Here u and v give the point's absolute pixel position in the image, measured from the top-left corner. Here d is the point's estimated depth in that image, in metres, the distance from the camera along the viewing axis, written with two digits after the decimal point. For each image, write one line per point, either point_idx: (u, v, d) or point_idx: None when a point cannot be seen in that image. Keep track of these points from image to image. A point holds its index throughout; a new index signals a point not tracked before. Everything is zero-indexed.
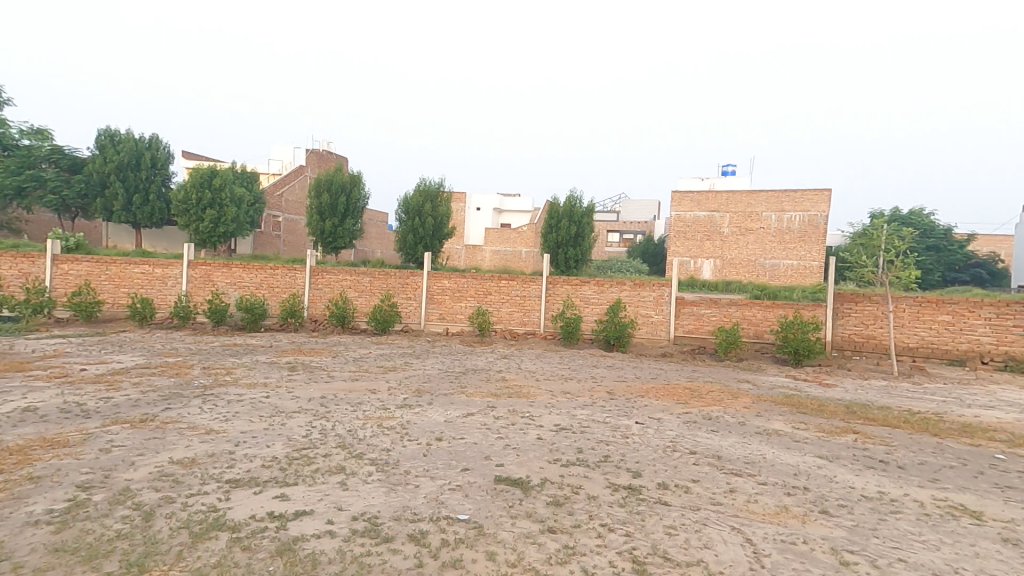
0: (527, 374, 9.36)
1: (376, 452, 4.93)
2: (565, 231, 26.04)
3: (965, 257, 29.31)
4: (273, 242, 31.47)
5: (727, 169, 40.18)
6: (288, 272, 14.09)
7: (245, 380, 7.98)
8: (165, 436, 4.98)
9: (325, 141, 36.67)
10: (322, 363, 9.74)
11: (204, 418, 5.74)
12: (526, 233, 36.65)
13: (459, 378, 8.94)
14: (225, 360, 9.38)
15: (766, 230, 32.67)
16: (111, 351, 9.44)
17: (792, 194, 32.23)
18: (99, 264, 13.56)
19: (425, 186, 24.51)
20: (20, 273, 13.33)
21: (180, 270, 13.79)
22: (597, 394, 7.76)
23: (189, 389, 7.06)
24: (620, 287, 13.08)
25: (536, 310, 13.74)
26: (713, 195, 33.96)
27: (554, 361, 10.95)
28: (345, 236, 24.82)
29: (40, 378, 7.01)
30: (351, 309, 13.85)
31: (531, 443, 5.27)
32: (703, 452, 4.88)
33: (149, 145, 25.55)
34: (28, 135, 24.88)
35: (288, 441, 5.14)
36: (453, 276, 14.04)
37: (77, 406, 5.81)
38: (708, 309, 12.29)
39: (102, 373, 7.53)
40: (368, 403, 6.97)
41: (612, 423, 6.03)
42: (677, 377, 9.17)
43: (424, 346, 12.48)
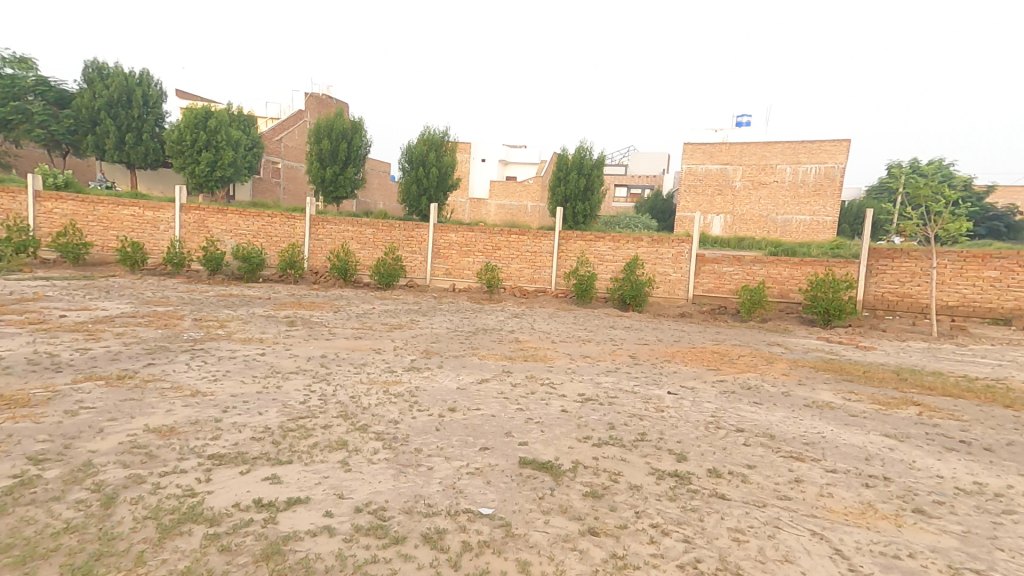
0: (541, 336, 8.76)
1: (381, 426, 4.34)
2: (574, 184, 24.94)
3: (983, 209, 28.26)
4: (274, 190, 30.45)
5: (741, 120, 38.37)
6: (287, 221, 13.32)
7: (240, 334, 7.38)
8: (143, 398, 4.39)
9: (325, 85, 35.18)
10: (323, 319, 9.14)
11: (190, 378, 5.14)
12: (533, 186, 35.52)
13: (469, 338, 8.37)
14: (219, 312, 8.79)
15: (780, 183, 31.33)
16: (97, 297, 8.82)
17: (809, 144, 30.64)
18: (86, 204, 12.77)
19: (429, 134, 23.34)
20: (3, 210, 12.54)
21: (172, 214, 13.01)
22: (619, 359, 7.15)
23: (177, 343, 6.47)
24: (637, 243, 12.36)
25: (547, 267, 13.05)
26: (727, 147, 32.55)
27: (569, 321, 10.36)
28: (347, 185, 23.80)
29: (14, 323, 6.40)
30: (353, 262, 13.19)
31: (556, 417, 4.66)
32: (753, 430, 4.17)
33: (140, 80, 24.24)
34: (12, 64, 23.43)
35: (283, 409, 4.55)
36: (460, 230, 13.29)
37: (49, 359, 5.20)
38: (731, 268, 11.56)
39: (84, 322, 6.93)
40: (371, 365, 6.39)
41: (641, 393, 5.40)
42: (702, 339, 8.54)
43: (431, 302, 11.89)
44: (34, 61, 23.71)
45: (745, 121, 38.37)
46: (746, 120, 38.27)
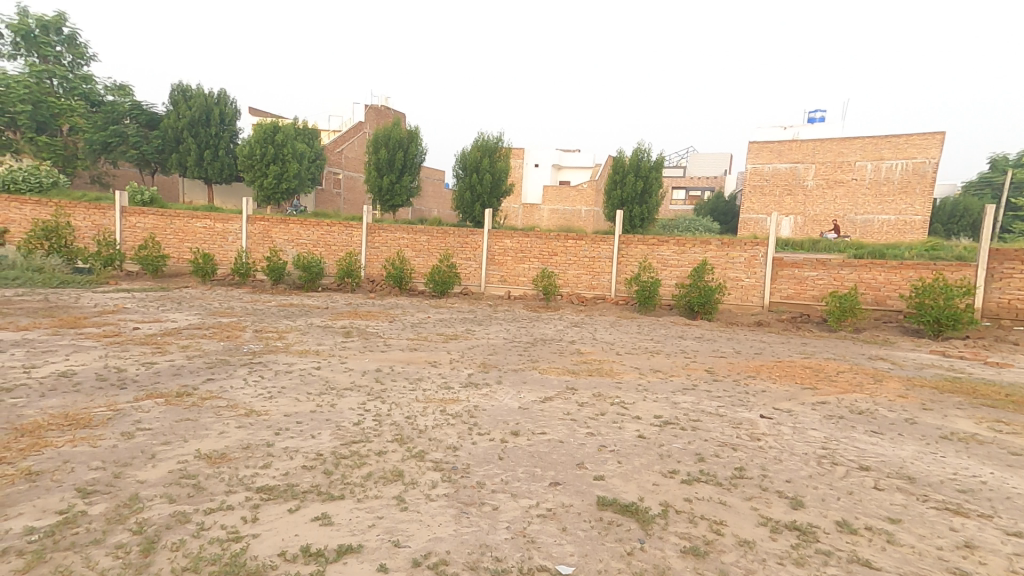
0: (605, 347, 8.17)
1: (438, 454, 3.94)
2: (631, 186, 24.03)
3: None
4: (333, 201, 31.49)
5: (815, 116, 35.94)
6: (345, 229, 13.46)
7: (297, 346, 7.30)
8: (198, 418, 4.25)
9: (382, 97, 36.22)
10: (378, 329, 8.98)
11: (246, 395, 4.99)
12: (587, 190, 34.81)
13: (528, 350, 7.92)
14: (279, 322, 8.84)
15: (859, 181, 28.91)
16: (169, 309, 9.11)
17: (894, 138, 28.08)
18: (163, 218, 13.40)
19: (483, 140, 23.26)
20: (93, 226, 13.32)
21: (239, 226, 13.45)
22: (695, 374, 6.45)
23: (237, 356, 6.42)
24: (704, 248, 11.54)
25: (606, 273, 12.44)
26: (797, 144, 30.48)
27: (633, 331, 9.71)
28: (403, 194, 24.12)
29: (90, 336, 6.58)
30: (408, 270, 13.10)
31: (632, 444, 4.10)
32: (885, 471, 3.43)
33: (218, 99, 25.65)
34: (112, 91, 25.57)
35: (336, 431, 4.27)
36: (516, 236, 12.94)
37: (116, 374, 5.20)
38: (814, 272, 10.53)
39: (153, 334, 7.06)
40: (427, 381, 6.05)
41: (727, 415, 4.72)
42: (787, 351, 7.64)
43: (486, 310, 11.58)
44: (132, 87, 25.82)
45: (819, 116, 35.91)
46: (820, 116, 35.78)
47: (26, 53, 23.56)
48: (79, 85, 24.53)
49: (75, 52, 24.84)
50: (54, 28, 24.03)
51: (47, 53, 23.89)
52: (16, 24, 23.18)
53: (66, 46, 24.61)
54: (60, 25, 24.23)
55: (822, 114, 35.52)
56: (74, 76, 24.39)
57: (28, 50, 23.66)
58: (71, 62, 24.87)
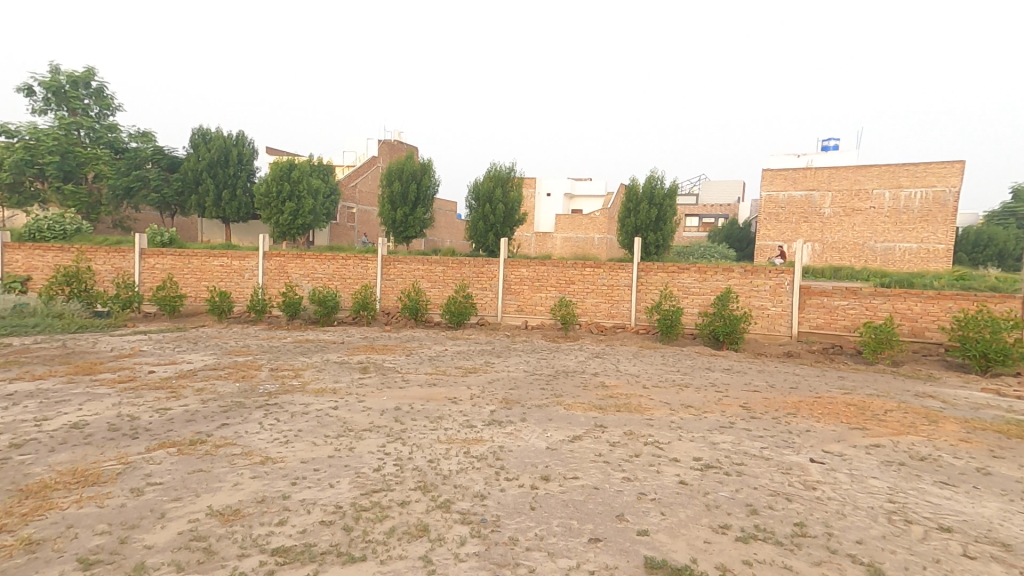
0: (630, 380, 7.84)
1: (465, 503, 3.66)
2: (645, 214, 23.92)
3: None
4: (348, 233, 31.86)
5: (829, 144, 35.87)
6: (360, 263, 13.43)
7: (313, 385, 7.11)
8: (212, 468, 4.04)
9: (396, 131, 37.01)
10: (395, 364, 8.77)
11: (261, 441, 4.77)
12: (599, 218, 34.80)
13: (550, 383, 7.63)
14: (295, 360, 8.68)
15: (878, 210, 28.52)
16: (185, 350, 9.02)
17: (912, 167, 27.77)
18: (181, 258, 13.52)
19: (496, 171, 23.42)
20: (113, 268, 13.48)
21: (256, 262, 13.50)
22: (729, 410, 6.10)
23: (252, 398, 6.24)
24: (727, 274, 11.25)
25: (626, 301, 12.18)
26: (812, 172, 30.23)
27: (657, 362, 9.38)
28: (417, 225, 24.28)
29: (105, 383, 6.46)
30: (424, 302, 12.96)
31: (674, 492, 3.78)
32: (970, 535, 3.08)
33: (237, 140, 26.38)
34: (136, 138, 26.44)
35: (356, 479, 4.01)
36: (532, 264, 12.77)
37: (129, 422, 5.03)
38: (844, 301, 10.18)
39: (168, 378, 6.92)
40: (449, 419, 5.78)
41: (774, 459, 4.37)
42: (826, 385, 7.25)
43: (504, 342, 11.33)
44: (154, 133, 26.67)
45: (833, 144, 35.82)
46: (835, 143, 35.68)
47: (55, 107, 24.58)
48: (104, 134, 25.40)
49: (102, 103, 25.80)
50: (83, 83, 25.11)
51: (76, 106, 24.86)
52: (47, 81, 24.31)
53: (93, 98, 25.60)
54: (88, 80, 25.31)
55: (836, 141, 35.43)
56: (100, 126, 25.28)
57: (58, 104, 24.71)
58: (98, 113, 25.82)
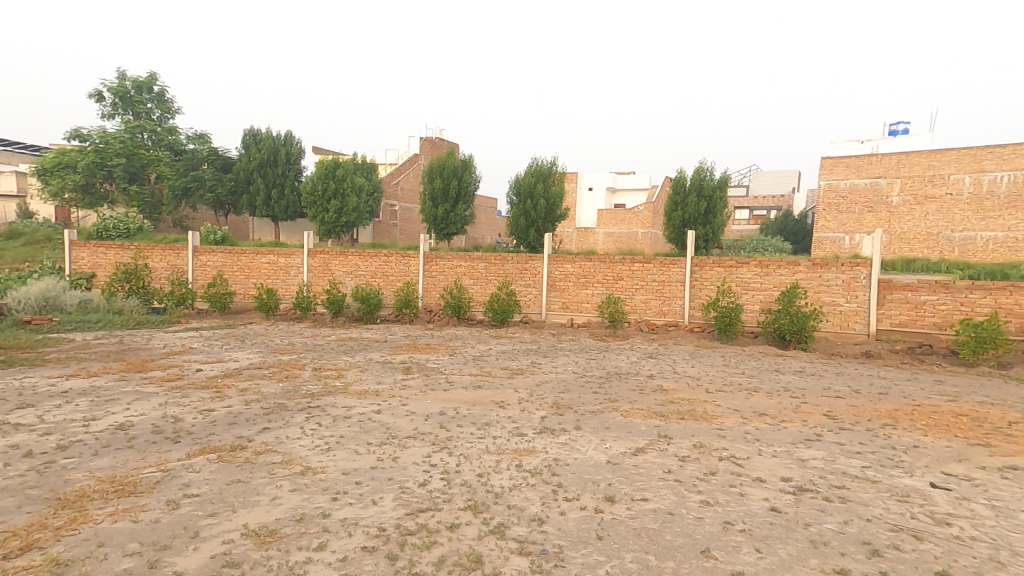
0: (691, 383, 7.21)
1: (522, 529, 3.23)
2: (694, 207, 22.82)
3: None
4: (390, 232, 32.16)
5: (897, 128, 33.40)
6: (402, 260, 13.28)
7: (356, 386, 6.88)
8: (250, 478, 3.78)
9: (437, 130, 37.14)
10: (439, 364, 8.47)
11: (302, 448, 4.50)
12: (643, 212, 33.69)
13: (603, 387, 7.11)
14: (338, 359, 8.52)
15: (955, 196, 26.10)
16: (232, 347, 9.03)
17: (997, 148, 25.15)
18: (231, 255, 13.76)
19: (537, 166, 22.92)
20: (168, 265, 13.85)
21: (301, 260, 13.59)
22: (811, 418, 5.40)
23: (295, 400, 6.04)
24: (792, 268, 10.39)
25: (679, 298, 11.46)
26: (879, 158, 28.14)
27: (718, 363, 8.68)
28: (458, 223, 24.12)
29: (154, 381, 6.43)
30: (467, 299, 12.66)
31: (766, 521, 3.22)
32: None
33: (285, 141, 27.01)
34: (194, 140, 27.41)
35: (400, 496, 3.66)
36: (578, 260, 12.25)
37: (172, 424, 4.89)
38: (933, 296, 9.14)
39: (214, 376, 6.85)
40: (497, 427, 5.38)
41: (881, 481, 3.72)
42: (921, 391, 6.40)
43: (550, 341, 10.86)
44: (210, 135, 27.58)
45: (902, 128, 33.27)
46: (904, 127, 33.15)
47: (122, 112, 25.88)
48: (165, 137, 26.37)
49: (163, 107, 26.89)
50: (146, 87, 26.25)
51: (140, 110, 26.11)
52: (115, 87, 25.58)
53: (156, 102, 26.74)
54: (151, 84, 26.43)
55: (905, 125, 32.91)
56: (162, 129, 26.34)
57: (125, 109, 26.01)
58: (160, 117, 26.95)
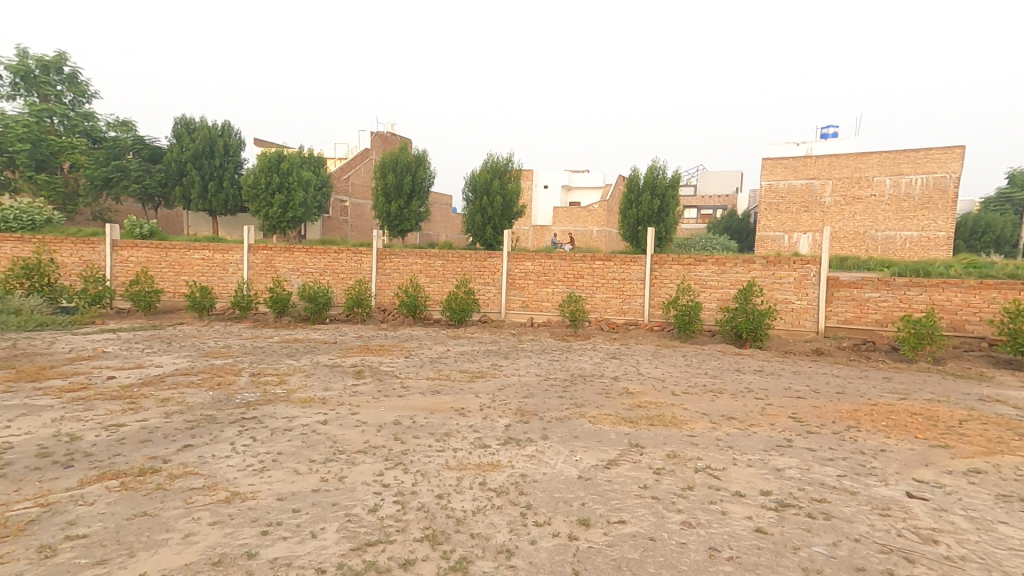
0: (656, 386, 6.98)
1: (487, 564, 2.81)
2: (647, 205, 23.07)
3: None
4: (341, 227, 30.89)
5: (828, 131, 35.22)
6: (353, 256, 12.54)
7: (300, 393, 6.23)
8: (159, 510, 3.17)
9: (388, 124, 36.09)
10: (393, 367, 7.89)
11: (230, 469, 3.89)
12: (598, 211, 33.99)
13: (568, 390, 6.78)
14: (279, 363, 7.79)
15: (879, 197, 27.78)
16: (155, 351, 8.09)
17: (913, 153, 26.95)
18: (158, 251, 12.57)
19: (492, 161, 22.51)
20: (82, 261, 12.49)
21: (240, 256, 12.58)
22: (778, 420, 5.23)
23: (226, 410, 5.36)
24: (748, 267, 10.47)
25: (638, 296, 11.36)
26: (812, 160, 29.53)
27: (679, 362, 8.55)
28: (412, 218, 23.31)
29: (51, 393, 5.55)
30: (423, 298, 12.06)
31: (753, 546, 2.93)
32: None
33: (223, 131, 25.31)
34: (115, 127, 25.27)
35: (346, 526, 3.14)
36: (538, 257, 11.93)
37: (67, 445, 4.15)
38: (876, 293, 9.38)
39: (129, 386, 6.02)
40: (457, 438, 4.92)
41: (860, 492, 3.52)
42: (876, 389, 6.43)
43: (510, 341, 10.46)
44: (134, 123, 25.54)
45: (832, 132, 35.12)
46: (834, 131, 35.03)
47: (25, 93, 23.43)
48: (79, 122, 24.32)
49: (76, 90, 24.70)
50: (54, 67, 23.95)
51: (47, 92, 23.73)
52: (15, 65, 23.10)
53: (66, 85, 24.49)
54: (60, 65, 24.14)
55: (835, 129, 34.79)
56: (75, 114, 24.23)
57: (28, 90, 23.53)
58: (72, 100, 24.68)
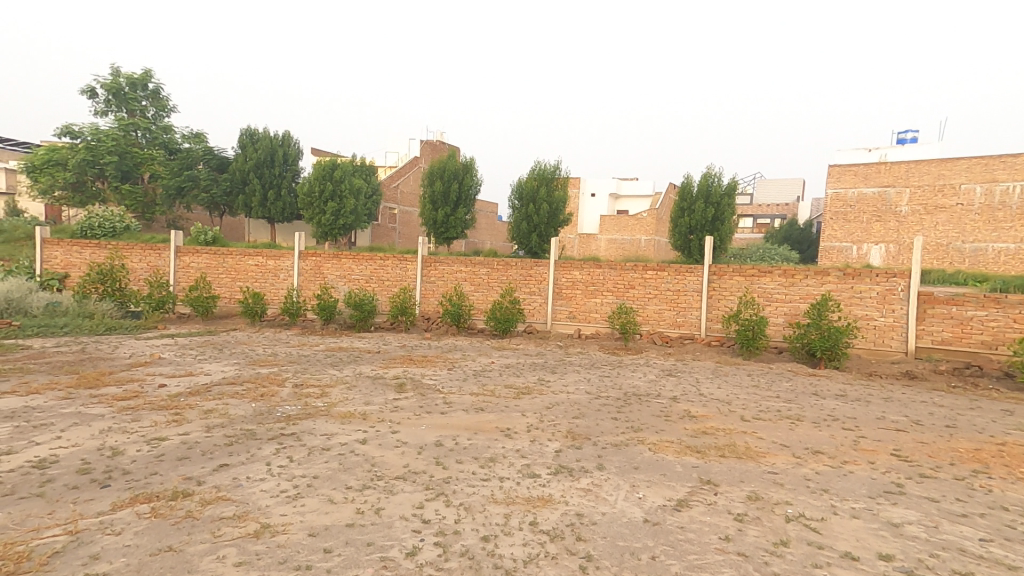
0: (722, 409, 6.31)
1: None
2: (701, 213, 22.01)
3: None
4: (389, 235, 31.38)
5: (905, 136, 32.70)
6: (399, 263, 12.44)
7: (341, 407, 6.00)
8: (185, 545, 2.90)
9: (438, 134, 36.55)
10: (436, 380, 7.56)
11: (263, 495, 3.62)
12: (647, 219, 32.95)
13: (624, 410, 6.23)
14: (323, 373, 7.63)
15: (966, 207, 25.40)
16: (207, 358, 8.13)
17: (1009, 158, 24.40)
18: (216, 257, 12.91)
19: (540, 169, 22.13)
20: (149, 266, 12.99)
21: (291, 262, 12.74)
22: (878, 458, 4.50)
23: (267, 425, 5.16)
24: (821, 279, 9.59)
25: (695, 309, 10.61)
26: (887, 166, 27.43)
27: (745, 382, 7.81)
28: (458, 227, 23.25)
29: (102, 401, 5.54)
30: (467, 307, 11.78)
31: None
32: None
33: (283, 141, 26.21)
34: (189, 139, 26.60)
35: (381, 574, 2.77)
36: (586, 266, 11.42)
37: (107, 460, 4.02)
38: (981, 312, 8.32)
39: (177, 394, 5.96)
40: (504, 464, 4.50)
41: (1019, 567, 2.81)
42: (995, 426, 5.50)
43: (558, 354, 9.96)
44: (206, 135, 26.81)
45: (910, 137, 32.58)
46: (913, 136, 32.46)
47: (116, 109, 25.10)
48: (159, 135, 25.72)
49: (159, 105, 26.11)
50: (141, 84, 25.52)
51: (134, 108, 25.30)
52: (109, 83, 24.87)
53: (150, 100, 25.97)
54: (145, 82, 25.71)
55: (914, 134, 32.25)
56: (156, 127, 25.63)
57: (118, 106, 25.24)
58: (154, 115, 26.13)
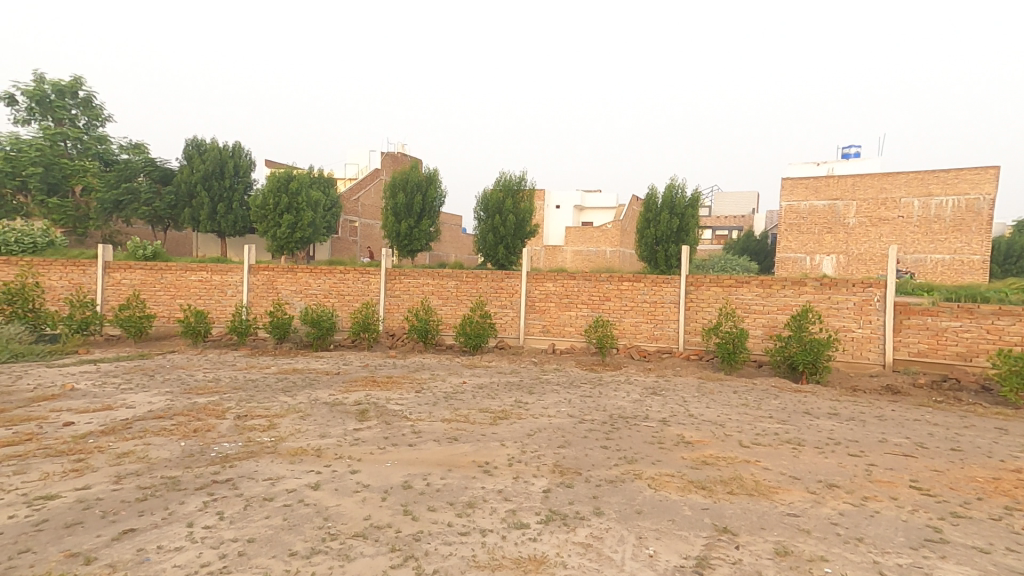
0: (717, 433, 5.80)
1: None
2: (665, 224, 22.00)
3: None
4: (349, 248, 30.17)
5: (850, 151, 34.14)
6: (360, 277, 11.58)
7: (290, 442, 5.14)
8: None
9: (399, 145, 35.78)
10: (402, 406, 6.74)
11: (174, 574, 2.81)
12: (611, 231, 33.02)
13: (613, 437, 5.62)
14: (272, 400, 6.73)
15: (906, 219, 26.55)
16: (131, 387, 7.06)
17: (942, 173, 25.84)
18: (153, 272, 11.72)
19: (505, 180, 21.66)
20: (71, 284, 11.65)
21: (240, 277, 11.67)
22: (902, 491, 4.05)
23: (194, 470, 4.27)
24: (800, 291, 9.36)
25: (672, 322, 10.22)
26: (835, 180, 28.37)
27: (734, 400, 7.36)
28: (421, 239, 22.44)
29: None
30: (434, 323, 11.01)
31: None
32: None
33: (233, 152, 24.74)
34: (127, 150, 24.95)
35: None
36: (560, 278, 10.88)
37: None
38: (957, 322, 8.22)
39: (83, 435, 4.97)
40: (486, 511, 3.78)
41: None
42: (999, 447, 5.20)
43: (532, 372, 9.33)
44: (147, 145, 25.17)
45: (853, 152, 34.04)
46: (855, 151, 33.93)
47: (40, 118, 23.29)
48: (93, 145, 24.10)
49: (91, 114, 24.45)
50: (70, 92, 23.75)
51: (62, 116, 23.56)
52: (32, 90, 22.96)
53: (81, 108, 24.27)
54: (75, 89, 23.97)
55: (857, 149, 33.67)
56: (89, 137, 24.06)
57: (43, 115, 23.43)
58: (87, 124, 24.45)
